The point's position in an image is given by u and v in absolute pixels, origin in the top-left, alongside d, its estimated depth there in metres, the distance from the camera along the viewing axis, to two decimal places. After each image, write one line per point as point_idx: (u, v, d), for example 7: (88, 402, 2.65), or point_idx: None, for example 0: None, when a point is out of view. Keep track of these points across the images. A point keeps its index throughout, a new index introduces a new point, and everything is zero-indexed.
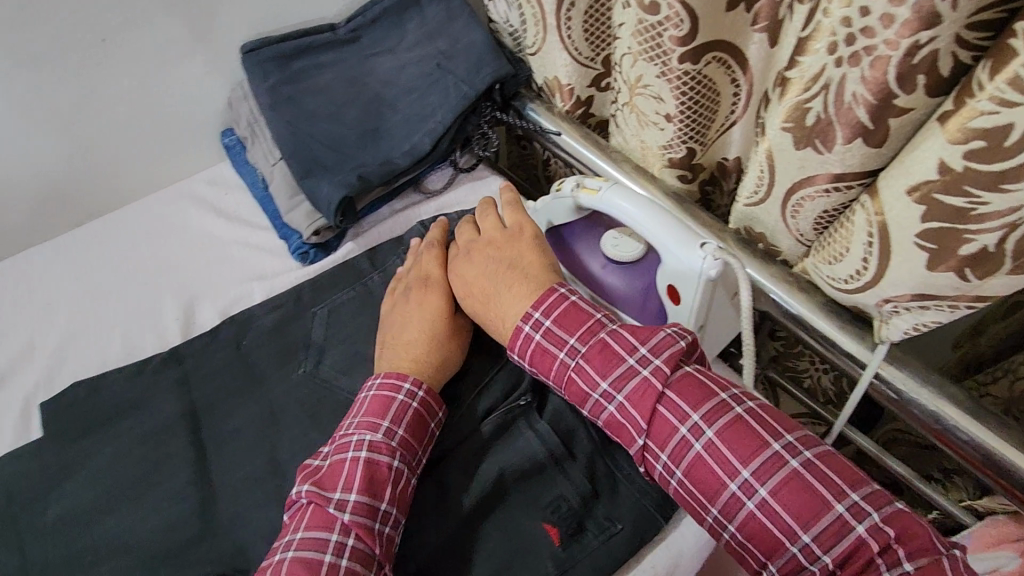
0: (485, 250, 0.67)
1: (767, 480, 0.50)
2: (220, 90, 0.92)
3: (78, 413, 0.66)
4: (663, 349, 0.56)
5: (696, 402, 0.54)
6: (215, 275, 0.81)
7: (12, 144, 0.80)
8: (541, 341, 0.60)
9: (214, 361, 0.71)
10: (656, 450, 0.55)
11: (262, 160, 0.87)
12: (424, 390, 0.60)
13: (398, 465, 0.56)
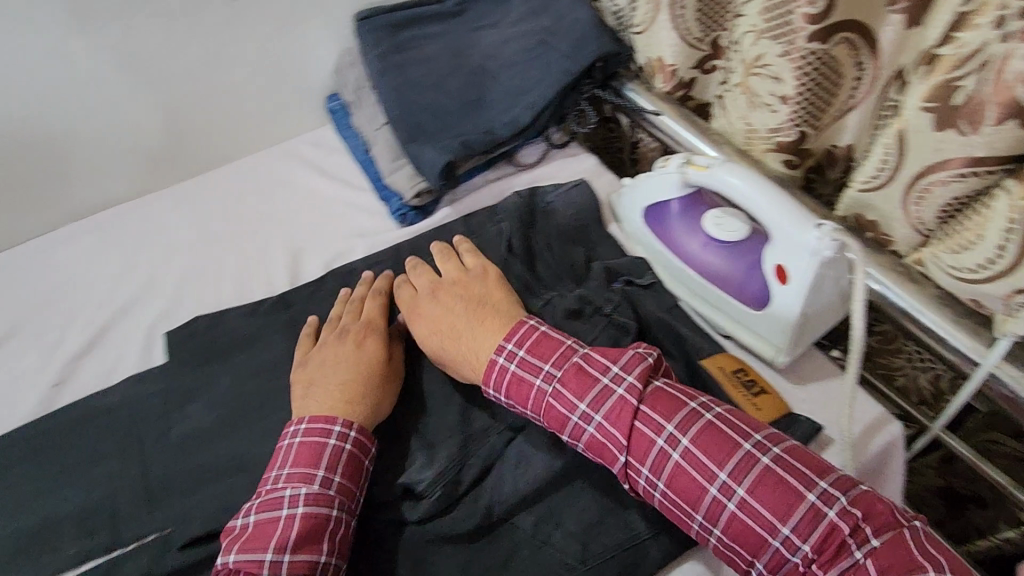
0: (451, 291, 0.68)
1: (744, 479, 0.51)
2: (330, 57, 0.97)
3: (200, 344, 0.72)
4: (634, 365, 0.56)
5: (669, 412, 0.54)
6: (321, 230, 0.86)
7: (146, 94, 0.86)
8: (515, 371, 0.59)
9: (319, 308, 0.75)
10: (637, 465, 0.54)
11: (367, 125, 0.91)
12: (356, 431, 0.59)
13: (336, 515, 0.54)
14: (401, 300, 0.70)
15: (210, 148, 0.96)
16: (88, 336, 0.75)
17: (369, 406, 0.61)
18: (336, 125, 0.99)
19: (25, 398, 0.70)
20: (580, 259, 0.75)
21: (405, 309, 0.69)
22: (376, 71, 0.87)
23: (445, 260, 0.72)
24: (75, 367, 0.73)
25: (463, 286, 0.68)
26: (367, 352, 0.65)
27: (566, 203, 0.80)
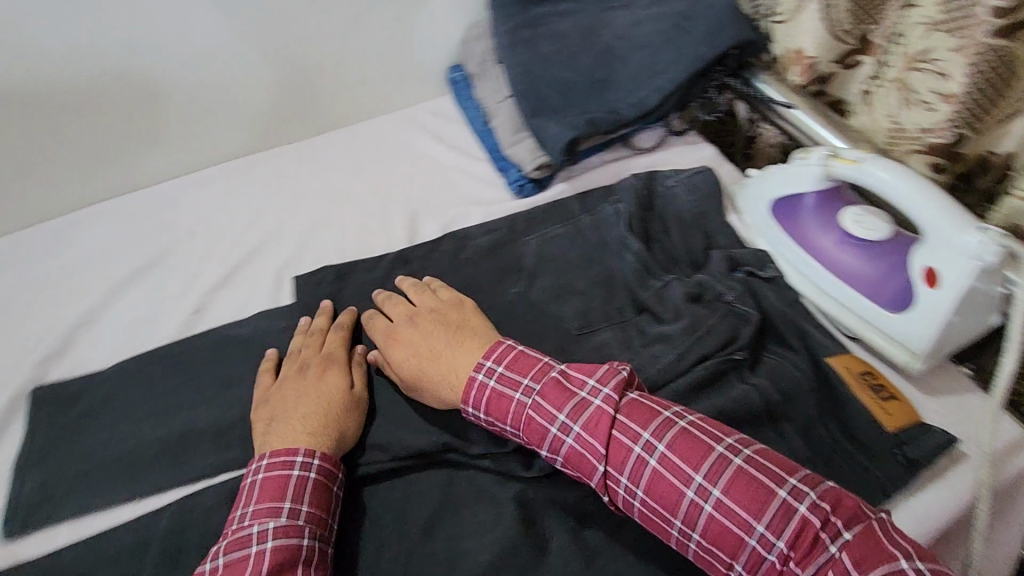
0: (427, 319, 0.67)
1: (718, 480, 0.51)
2: (457, 28, 0.97)
3: (324, 290, 0.76)
4: (610, 378, 0.57)
5: (644, 420, 0.55)
6: (437, 194, 0.89)
7: (283, 50, 0.89)
8: (495, 387, 0.60)
9: (435, 265, 0.79)
10: (617, 474, 0.54)
11: (490, 97, 0.92)
12: (319, 458, 0.58)
13: (308, 542, 0.53)
14: (375, 327, 0.69)
15: (333, 107, 0.98)
16: (226, 270, 0.81)
17: (335, 434, 0.61)
18: (455, 96, 1.00)
19: (169, 320, 0.77)
20: (699, 247, 0.75)
21: (381, 335, 0.68)
22: (503, 45, 0.88)
23: (419, 289, 0.71)
24: (213, 297, 0.79)
25: (443, 313, 0.68)
26: (335, 382, 0.64)
27: (688, 189, 0.79)
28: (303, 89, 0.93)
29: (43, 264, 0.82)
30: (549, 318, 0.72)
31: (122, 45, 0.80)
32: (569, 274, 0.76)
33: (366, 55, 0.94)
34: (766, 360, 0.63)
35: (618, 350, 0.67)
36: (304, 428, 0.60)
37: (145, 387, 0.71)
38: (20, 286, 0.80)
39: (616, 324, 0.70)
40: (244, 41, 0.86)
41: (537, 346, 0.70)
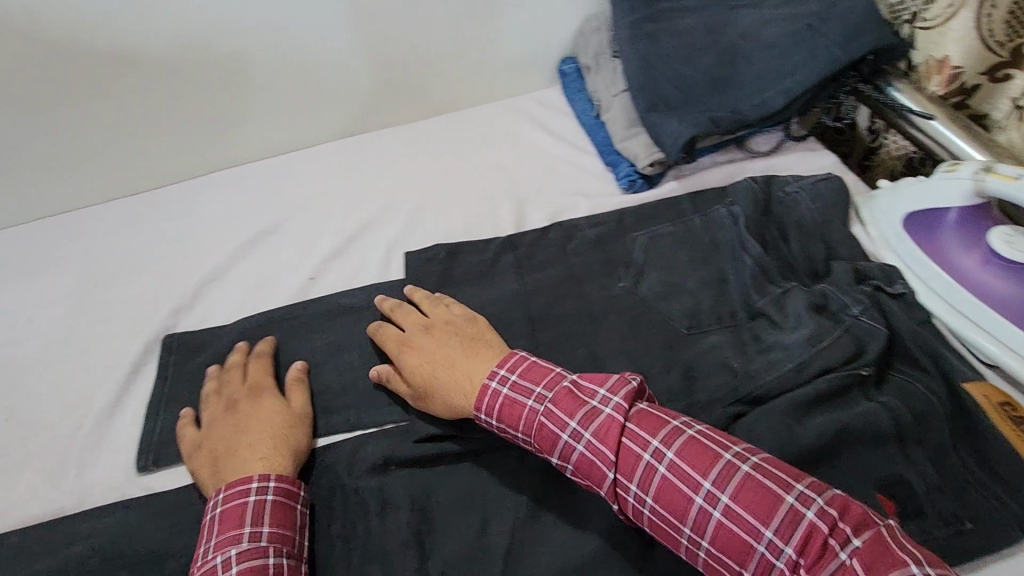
0: (440, 329, 0.66)
1: (727, 486, 0.48)
2: (574, 20, 0.97)
3: (435, 269, 0.78)
4: (620, 387, 0.55)
5: (654, 428, 0.53)
6: (545, 183, 0.89)
7: (404, 34, 0.90)
8: (508, 394, 0.57)
9: (543, 253, 0.79)
10: (626, 481, 0.52)
11: (603, 90, 0.91)
12: (274, 479, 0.57)
13: (277, 560, 0.52)
14: (388, 334, 0.68)
15: (443, 90, 0.98)
16: (338, 241, 0.83)
17: (286, 453, 0.60)
18: (564, 87, 0.99)
19: (286, 285, 0.80)
20: (820, 257, 0.72)
21: (394, 345, 0.67)
22: (624, 38, 0.86)
23: (431, 301, 0.70)
24: (326, 266, 0.82)
25: (457, 325, 0.66)
26: (271, 406, 0.64)
27: (812, 196, 0.76)
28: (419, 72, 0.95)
29: (173, 223, 0.88)
30: (656, 315, 0.71)
31: (259, 23, 0.83)
32: (679, 273, 0.74)
33: (482, 40, 0.94)
34: (892, 378, 0.62)
35: (733, 354, 0.65)
36: (254, 455, 0.59)
37: (262, 345, 0.74)
38: (153, 242, 0.86)
39: (727, 327, 0.68)
40: (369, 24, 0.88)
41: (645, 342, 0.69)
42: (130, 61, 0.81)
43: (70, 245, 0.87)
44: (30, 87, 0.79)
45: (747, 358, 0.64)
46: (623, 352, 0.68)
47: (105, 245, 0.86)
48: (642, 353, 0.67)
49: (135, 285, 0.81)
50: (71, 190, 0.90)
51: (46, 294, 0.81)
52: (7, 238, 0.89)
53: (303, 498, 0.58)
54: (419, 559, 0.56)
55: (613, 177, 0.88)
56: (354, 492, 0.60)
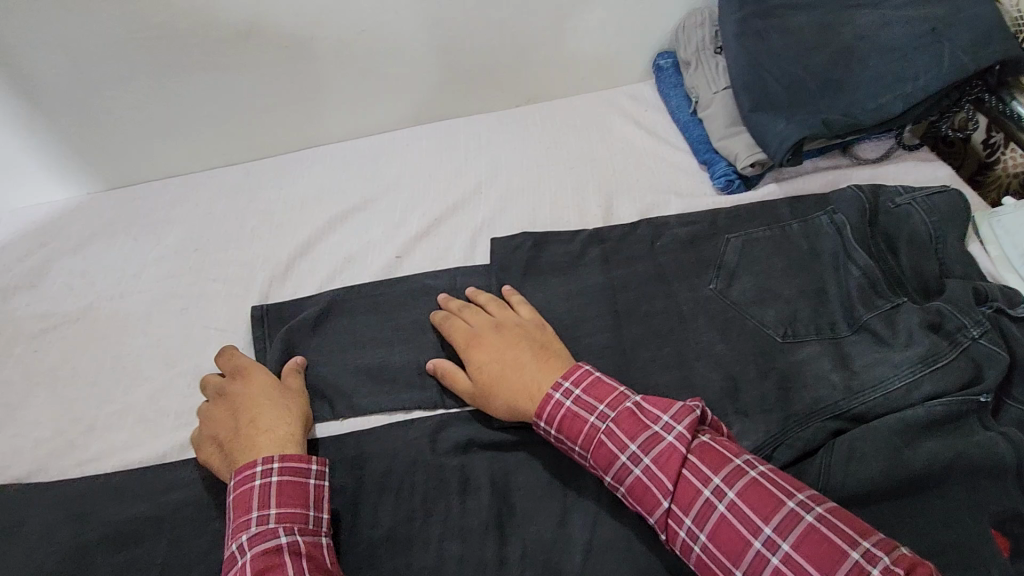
0: (510, 330, 0.65)
1: (789, 534, 0.47)
2: (675, 13, 0.94)
3: (521, 256, 0.77)
4: (685, 416, 0.54)
5: (717, 464, 0.52)
6: (634, 178, 0.87)
7: (503, 22, 0.90)
8: (570, 407, 0.57)
9: (630, 249, 0.77)
10: (681, 514, 0.51)
11: (703, 87, 0.89)
12: (278, 460, 0.57)
13: (289, 538, 0.52)
14: (454, 329, 0.68)
15: (535, 78, 0.98)
16: (426, 222, 0.85)
17: (291, 431, 0.61)
18: (658, 82, 0.97)
19: (374, 261, 0.82)
20: (932, 273, 0.67)
21: (461, 340, 0.66)
22: (732, 34, 0.85)
23: (501, 303, 0.69)
24: (412, 247, 0.83)
25: (527, 328, 0.65)
26: (271, 387, 0.64)
27: (926, 210, 0.71)
28: (514, 62, 0.95)
29: (269, 194, 0.91)
30: (748, 320, 0.68)
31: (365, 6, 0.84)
32: (775, 279, 0.71)
33: (581, 31, 0.93)
34: (1008, 409, 0.58)
35: (833, 367, 0.62)
36: (258, 435, 0.59)
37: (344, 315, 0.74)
38: (249, 210, 0.89)
39: (827, 339, 0.65)
40: (471, 10, 0.88)
41: (737, 347, 0.66)
42: (245, 36, 0.84)
43: (173, 207, 0.91)
44: (154, 57, 0.84)
45: (849, 373, 0.61)
46: (712, 355, 0.66)
47: (206, 211, 0.90)
48: (734, 357, 0.65)
49: (232, 250, 0.85)
50: (178, 155, 0.95)
51: (151, 253, 0.86)
52: (120, 197, 0.94)
53: (318, 472, 0.58)
54: (500, 539, 0.57)
55: (707, 177, 0.86)
56: (436, 469, 0.61)
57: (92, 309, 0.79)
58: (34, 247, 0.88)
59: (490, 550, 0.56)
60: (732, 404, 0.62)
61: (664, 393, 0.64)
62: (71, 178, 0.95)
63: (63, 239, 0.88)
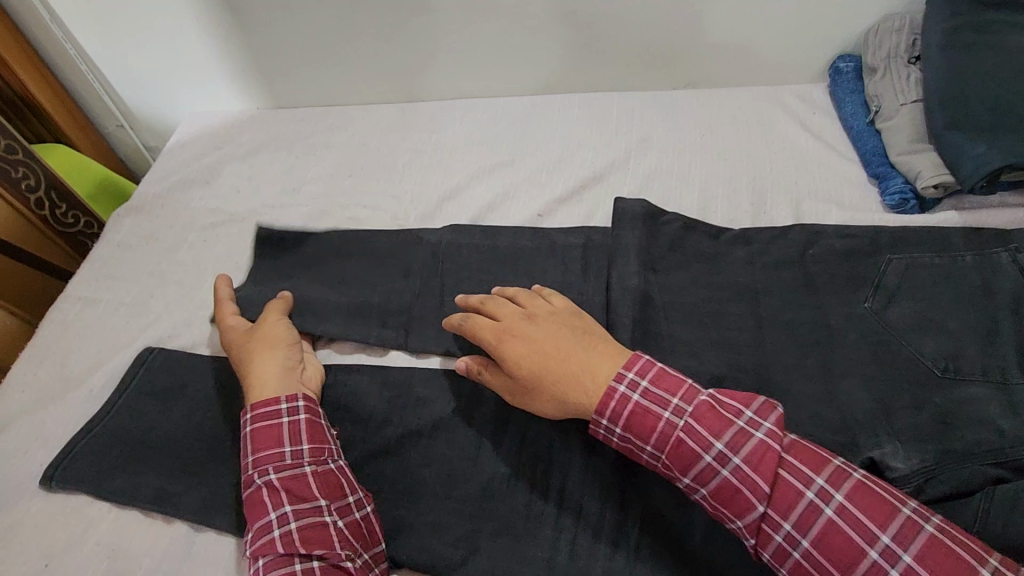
0: (546, 321, 0.61)
1: (910, 545, 0.45)
2: (870, 16, 0.88)
3: (668, 233, 0.75)
4: (770, 413, 0.52)
5: (816, 465, 0.50)
6: (792, 179, 0.83)
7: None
8: (640, 402, 0.54)
9: (779, 252, 0.73)
10: (779, 517, 0.49)
11: (888, 96, 0.83)
12: (249, 412, 0.59)
13: (266, 481, 0.56)
14: (482, 325, 0.63)
15: (700, 64, 0.95)
16: (572, 186, 0.85)
17: (273, 367, 0.63)
18: (832, 85, 0.91)
19: (515, 215, 0.83)
20: None
21: (490, 335, 0.62)
22: (934, 46, 0.79)
23: (527, 294, 0.65)
24: (554, 208, 0.84)
25: (562, 315, 0.62)
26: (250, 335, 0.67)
27: None
28: (683, 43, 0.93)
29: (421, 136, 0.95)
30: (904, 347, 0.63)
31: None
32: (940, 309, 0.65)
33: (762, 20, 0.89)
34: None
35: (1000, 412, 0.57)
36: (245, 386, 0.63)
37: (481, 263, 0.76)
38: (400, 149, 0.93)
39: (994, 384, 0.60)
40: None
41: (889, 371, 0.62)
42: None
43: (332, 133, 0.97)
44: None
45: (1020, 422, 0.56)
46: (860, 374, 0.63)
47: (361, 142, 0.95)
48: (883, 381, 0.62)
49: (383, 183, 0.89)
50: (345, 88, 1.01)
51: (310, 172, 0.92)
52: (284, 116, 1.00)
53: (289, 408, 0.59)
54: (619, 502, 0.58)
55: (875, 192, 0.81)
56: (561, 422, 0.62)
57: (256, 213, 0.87)
58: (210, 150, 0.96)
59: (609, 511, 0.58)
60: (881, 426, 0.59)
61: (805, 402, 0.62)
62: (248, 94, 1.03)
63: (235, 146, 0.96)
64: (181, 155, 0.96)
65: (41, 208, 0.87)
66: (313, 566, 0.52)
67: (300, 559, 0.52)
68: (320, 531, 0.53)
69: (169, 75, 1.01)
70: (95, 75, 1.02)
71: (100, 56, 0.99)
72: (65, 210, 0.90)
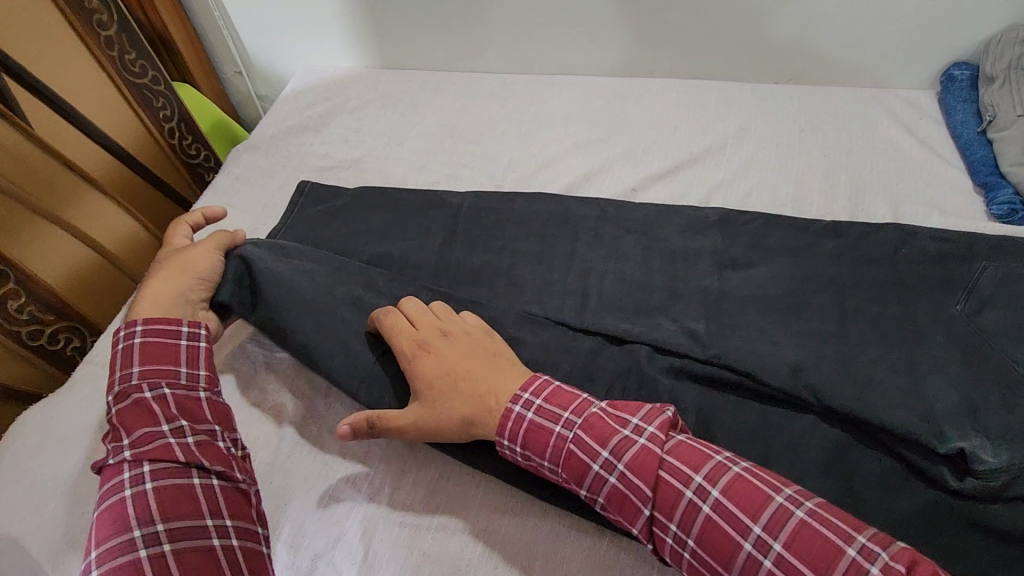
0: (459, 340, 0.64)
1: (780, 532, 0.47)
2: (990, 27, 0.86)
3: (748, 230, 0.77)
4: (654, 418, 0.55)
5: (696, 464, 0.52)
6: (891, 181, 0.83)
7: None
8: (533, 420, 0.57)
9: (870, 248, 0.73)
10: (665, 519, 0.51)
11: (1005, 106, 0.82)
12: (139, 325, 0.64)
13: (158, 391, 0.60)
14: (401, 337, 0.65)
15: (804, 62, 0.95)
16: (666, 166, 0.87)
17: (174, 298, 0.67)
18: (944, 93, 0.90)
19: (608, 188, 0.86)
20: None
21: (408, 349, 0.64)
22: None
23: (446, 310, 0.67)
24: (647, 185, 0.86)
25: (475, 338, 0.64)
26: (178, 253, 0.71)
27: None
28: (793, 37, 0.93)
29: (519, 105, 0.98)
30: (995, 352, 0.63)
31: None
32: None
33: (877, 23, 0.89)
34: None
35: None
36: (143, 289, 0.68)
37: (571, 227, 0.79)
38: (499, 115, 0.97)
39: None
40: None
41: (978, 372, 0.62)
42: None
43: (435, 96, 1.01)
44: None
45: None
46: (946, 373, 0.62)
47: (462, 106, 0.99)
48: (971, 381, 0.61)
49: (483, 145, 0.93)
50: (449, 54, 1.05)
51: (412, 129, 0.97)
52: (392, 76, 1.06)
53: (189, 332, 0.65)
54: None
55: (981, 202, 0.80)
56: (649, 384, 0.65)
57: (361, 162, 0.93)
58: (321, 100, 1.02)
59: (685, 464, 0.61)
60: (968, 422, 0.59)
61: (888, 391, 0.62)
62: (359, 52, 1.09)
63: (344, 99, 1.02)
64: (295, 103, 1.03)
65: (172, 137, 0.96)
66: (211, 481, 0.56)
67: (196, 472, 0.56)
68: (214, 450, 0.58)
69: (291, 30, 1.08)
70: (225, 23, 1.09)
71: (234, 8, 1.06)
72: (191, 142, 0.99)
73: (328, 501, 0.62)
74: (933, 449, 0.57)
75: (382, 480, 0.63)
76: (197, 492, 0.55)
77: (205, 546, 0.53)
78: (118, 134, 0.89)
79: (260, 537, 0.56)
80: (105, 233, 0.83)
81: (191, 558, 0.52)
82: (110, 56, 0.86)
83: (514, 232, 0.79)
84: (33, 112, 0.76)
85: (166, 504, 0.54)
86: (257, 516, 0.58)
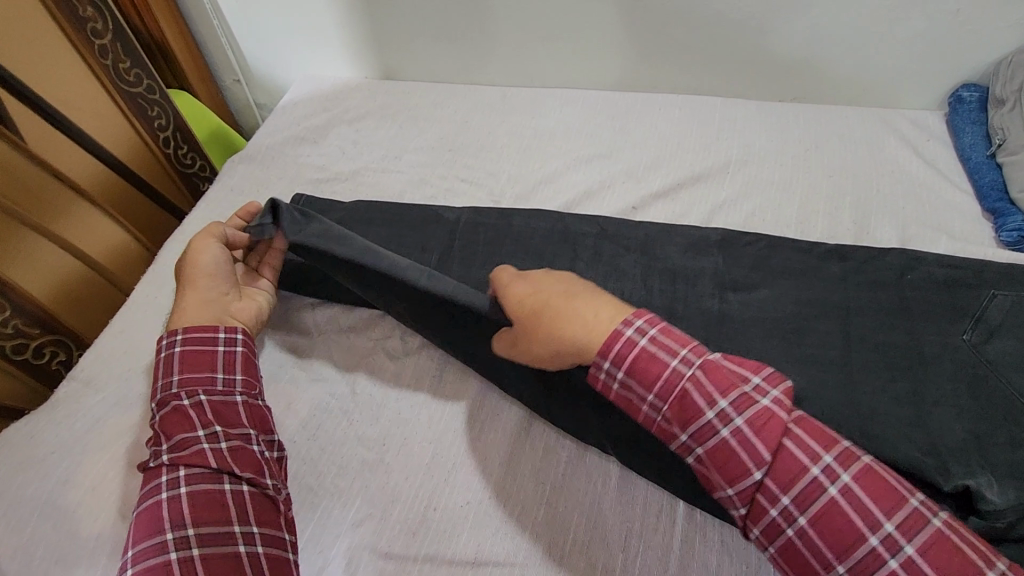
0: (561, 272, 0.60)
1: (915, 537, 0.44)
2: (1000, 48, 0.85)
3: (751, 252, 0.75)
4: (780, 382, 0.50)
5: (825, 442, 0.48)
6: (897, 203, 0.81)
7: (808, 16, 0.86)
8: (646, 346, 0.51)
9: (875, 272, 0.71)
10: (778, 491, 0.47)
11: (1015, 129, 0.81)
12: (179, 335, 0.63)
13: (196, 398, 0.59)
14: (502, 271, 0.62)
15: (810, 81, 0.94)
16: (668, 183, 0.86)
17: (201, 305, 0.65)
18: (952, 114, 0.88)
19: (609, 206, 0.85)
20: None
21: (507, 277, 0.60)
22: None
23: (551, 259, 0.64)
24: (648, 203, 0.84)
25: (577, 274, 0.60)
26: (186, 264, 0.68)
27: None
28: (799, 56, 0.91)
29: (519, 119, 0.97)
30: (1004, 384, 0.61)
31: None
32: None
33: (884, 43, 0.87)
34: None
35: None
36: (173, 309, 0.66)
37: (570, 244, 0.77)
38: (499, 129, 0.96)
39: None
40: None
41: (986, 405, 0.60)
42: None
43: (435, 108, 1.00)
44: None
45: None
46: (953, 405, 0.61)
47: (462, 118, 0.98)
48: (979, 413, 0.60)
49: (482, 159, 0.92)
50: (449, 66, 1.04)
51: (411, 142, 0.95)
52: (391, 87, 1.04)
53: (226, 340, 0.64)
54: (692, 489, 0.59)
55: (990, 227, 0.79)
56: None
57: (358, 174, 0.91)
58: (320, 111, 1.01)
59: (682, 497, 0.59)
60: (975, 458, 0.57)
61: (894, 422, 0.60)
62: (359, 62, 1.07)
63: (342, 110, 1.00)
64: (293, 113, 1.01)
65: (167, 146, 0.95)
66: (241, 487, 0.56)
67: (228, 478, 0.56)
68: (249, 456, 0.58)
69: (291, 39, 1.07)
70: (224, 32, 1.08)
71: (233, 17, 1.05)
72: (186, 150, 0.99)
73: (306, 537, 0.60)
74: (939, 487, 0.56)
75: (368, 507, 0.61)
76: (227, 498, 0.55)
77: (232, 552, 0.52)
78: (112, 144, 0.88)
79: (288, 544, 0.56)
80: (96, 244, 0.82)
81: (219, 566, 0.52)
82: (103, 65, 0.85)
83: (512, 249, 0.77)
84: (23, 121, 0.75)
85: (199, 509, 0.54)
86: (286, 523, 0.57)
